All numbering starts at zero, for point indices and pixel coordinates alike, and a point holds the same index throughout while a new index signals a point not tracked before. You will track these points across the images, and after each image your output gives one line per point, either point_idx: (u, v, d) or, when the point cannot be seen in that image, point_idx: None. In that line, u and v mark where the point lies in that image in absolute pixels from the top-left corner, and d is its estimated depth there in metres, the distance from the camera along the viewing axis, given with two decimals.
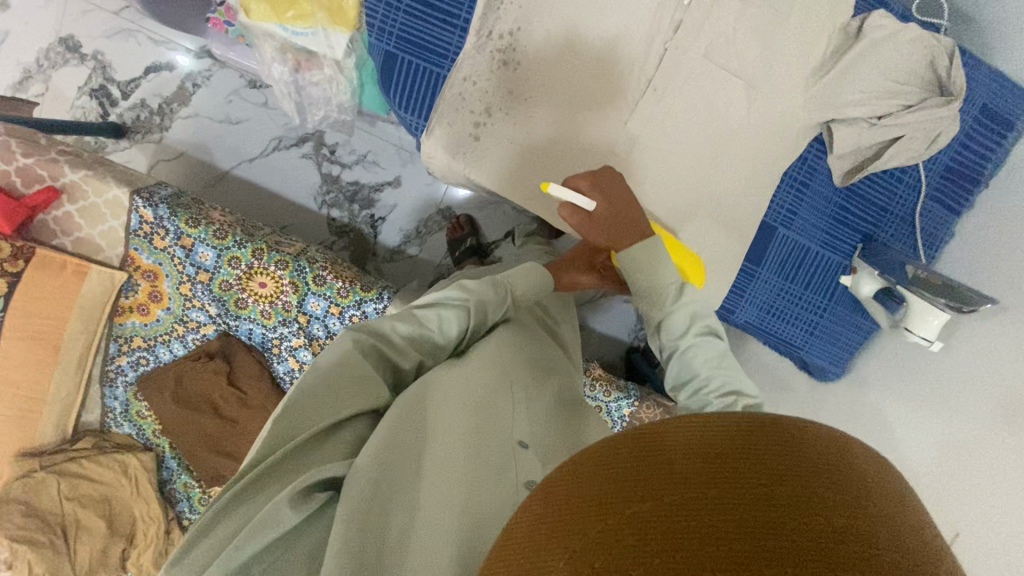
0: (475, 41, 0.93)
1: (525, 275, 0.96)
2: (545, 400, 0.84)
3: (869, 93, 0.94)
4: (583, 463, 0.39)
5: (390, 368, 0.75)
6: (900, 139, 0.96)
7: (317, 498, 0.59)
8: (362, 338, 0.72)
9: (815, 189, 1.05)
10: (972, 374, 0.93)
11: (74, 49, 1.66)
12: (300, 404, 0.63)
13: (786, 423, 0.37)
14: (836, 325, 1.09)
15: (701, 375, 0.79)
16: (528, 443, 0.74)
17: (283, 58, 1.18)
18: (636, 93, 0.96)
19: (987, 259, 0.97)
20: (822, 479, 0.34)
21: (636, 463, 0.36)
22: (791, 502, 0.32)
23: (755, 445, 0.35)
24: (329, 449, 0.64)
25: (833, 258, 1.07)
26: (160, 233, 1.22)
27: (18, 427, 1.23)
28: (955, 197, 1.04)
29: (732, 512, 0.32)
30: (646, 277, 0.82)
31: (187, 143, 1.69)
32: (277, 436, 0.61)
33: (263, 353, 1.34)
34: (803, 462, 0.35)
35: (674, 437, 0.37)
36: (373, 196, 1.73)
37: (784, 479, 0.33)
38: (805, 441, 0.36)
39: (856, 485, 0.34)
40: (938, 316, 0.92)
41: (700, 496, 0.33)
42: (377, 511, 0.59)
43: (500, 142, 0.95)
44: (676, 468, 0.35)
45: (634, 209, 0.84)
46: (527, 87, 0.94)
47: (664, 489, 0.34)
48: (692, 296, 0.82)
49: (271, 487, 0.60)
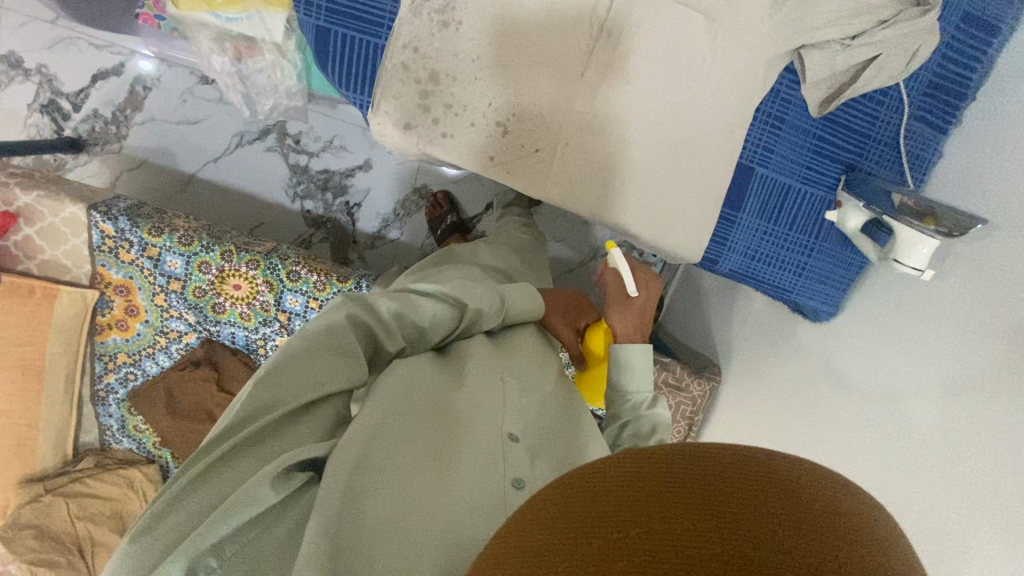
0: (410, 5, 0.86)
1: (522, 291, 0.91)
2: (537, 391, 0.83)
3: (838, 13, 0.88)
4: (579, 479, 0.39)
5: (371, 349, 0.71)
6: (877, 58, 0.90)
7: (297, 478, 0.57)
8: (357, 313, 0.70)
9: (792, 123, 0.98)
10: (964, 297, 0.88)
11: (17, 65, 1.59)
12: (279, 373, 0.62)
13: (768, 456, 0.36)
14: (826, 263, 1.05)
15: None
16: (520, 436, 0.72)
17: (222, 48, 1.13)
18: (590, 41, 0.89)
19: (982, 175, 0.91)
20: (814, 521, 0.32)
21: (626, 484, 0.36)
22: (780, 543, 0.31)
23: (749, 486, 0.34)
24: (309, 425, 0.62)
25: (816, 193, 1.02)
26: (125, 246, 1.19)
27: (18, 454, 1.25)
28: (941, 115, 0.98)
29: (717, 547, 0.31)
30: (625, 374, 0.87)
31: (148, 149, 1.64)
32: (256, 405, 0.59)
33: (250, 356, 1.31)
34: (790, 499, 0.33)
35: (669, 464, 0.36)
36: (346, 182, 1.68)
37: (774, 518, 0.32)
38: (798, 480, 0.35)
39: (850, 527, 0.33)
40: (927, 244, 0.86)
41: (687, 527, 0.32)
42: (360, 500, 0.56)
43: (451, 109, 0.90)
44: (665, 495, 0.34)
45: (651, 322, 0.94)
46: (472, 48, 0.88)
47: (651, 517, 0.33)
48: (661, 409, 0.85)
49: (246, 460, 0.57)
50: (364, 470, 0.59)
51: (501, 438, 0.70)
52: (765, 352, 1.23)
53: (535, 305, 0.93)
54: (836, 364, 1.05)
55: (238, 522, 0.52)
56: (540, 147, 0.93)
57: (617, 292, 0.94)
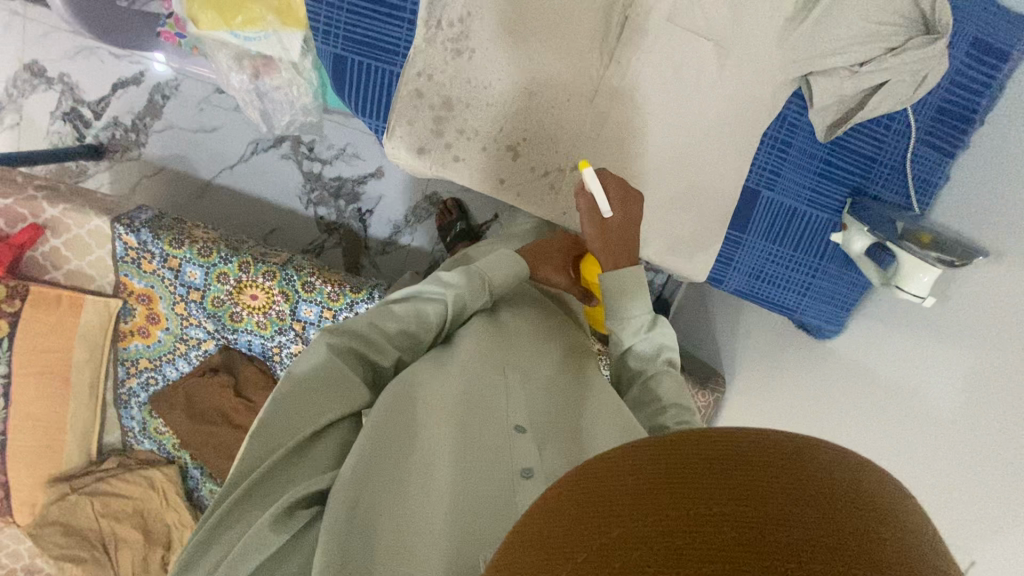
0: (425, 34, 0.86)
1: (500, 262, 0.89)
2: (540, 381, 0.82)
3: (851, 39, 0.89)
4: (581, 477, 0.37)
5: (371, 370, 0.76)
6: (885, 85, 0.91)
7: (302, 515, 0.59)
8: (338, 342, 0.72)
9: (798, 147, 0.99)
10: (976, 322, 0.89)
11: (40, 74, 1.62)
12: (273, 420, 0.64)
13: (793, 445, 0.34)
14: (830, 283, 1.07)
15: (662, 400, 0.81)
16: (526, 428, 0.72)
17: (240, 66, 1.15)
18: (600, 68, 0.91)
19: (993, 203, 0.91)
20: (837, 492, 0.32)
21: (635, 476, 0.34)
22: (808, 518, 0.30)
23: (772, 461, 0.33)
24: (314, 459, 0.65)
25: (822, 216, 1.03)
26: (147, 256, 1.23)
27: (43, 455, 1.30)
28: (948, 138, 0.99)
29: (740, 528, 0.29)
30: (620, 304, 0.84)
31: (167, 156, 1.68)
32: (257, 453, 0.62)
33: (265, 362, 1.36)
34: (808, 494, 0.31)
35: (687, 448, 0.34)
36: (358, 189, 1.71)
37: (800, 492, 0.31)
38: (821, 456, 0.34)
39: (878, 501, 0.32)
40: (928, 273, 0.87)
41: (707, 512, 0.30)
42: (364, 518, 0.58)
43: (463, 134, 0.92)
44: (683, 479, 0.32)
45: (636, 238, 0.87)
46: (485, 75, 0.89)
47: (665, 504, 0.31)
48: (663, 327, 0.86)
49: (257, 503, 0.60)
50: (365, 489, 0.60)
51: (506, 432, 0.70)
52: (770, 367, 1.25)
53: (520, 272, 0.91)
54: (839, 382, 1.08)
55: (256, 564, 0.55)
56: (550, 171, 0.95)
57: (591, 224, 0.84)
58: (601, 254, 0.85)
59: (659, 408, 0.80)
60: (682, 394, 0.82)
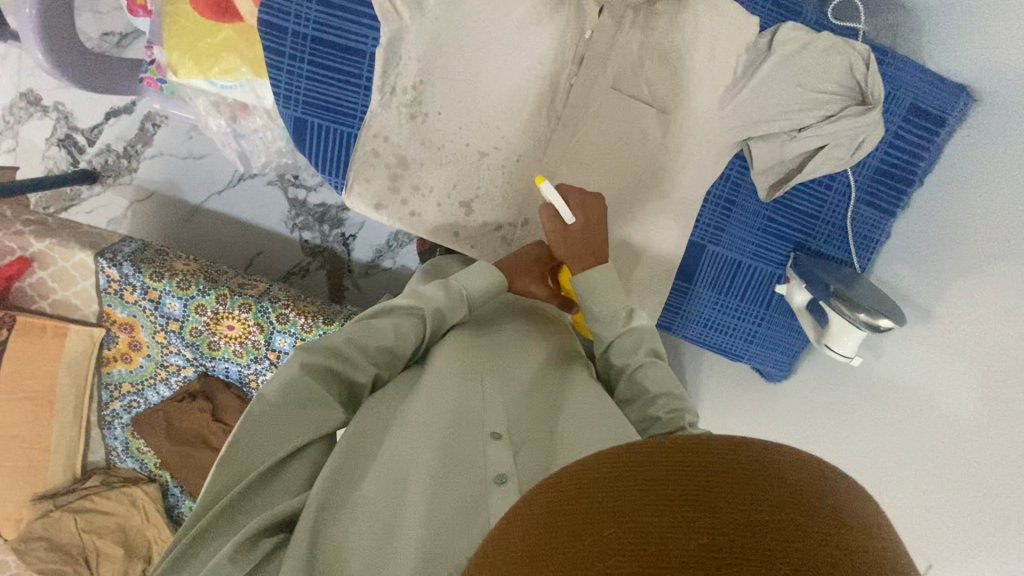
0: (380, 99, 0.90)
1: (480, 271, 0.86)
2: (523, 382, 0.76)
3: (787, 106, 0.91)
4: (559, 487, 0.40)
5: (347, 389, 0.73)
6: (822, 150, 0.91)
7: (265, 545, 0.59)
8: (310, 361, 0.69)
9: (742, 205, 1.03)
10: (912, 380, 0.94)
11: (36, 102, 1.69)
12: (241, 445, 0.63)
13: (758, 452, 0.38)
14: (776, 332, 1.11)
15: (650, 393, 0.77)
16: (503, 433, 0.67)
17: (218, 110, 1.21)
18: (546, 130, 0.96)
19: (943, 277, 0.92)
20: (797, 498, 0.36)
21: (615, 485, 0.37)
22: (769, 523, 0.34)
23: (740, 472, 0.37)
24: (282, 484, 0.64)
25: (766, 269, 1.07)
26: (128, 288, 1.29)
27: (30, 473, 1.38)
28: (887, 199, 1.03)
29: (707, 531, 0.33)
30: (598, 301, 0.83)
31: (157, 182, 1.74)
32: (224, 480, 0.62)
33: (242, 388, 1.41)
34: (770, 499, 0.35)
35: (662, 458, 0.38)
36: (341, 215, 1.75)
37: (764, 502, 0.35)
38: (786, 464, 0.38)
39: (836, 507, 0.36)
40: (851, 335, 0.94)
41: (679, 518, 0.34)
42: (333, 532, 0.60)
43: (419, 190, 0.96)
44: (659, 487, 0.36)
45: (602, 239, 0.88)
46: (439, 136, 0.94)
47: (643, 510, 0.35)
48: (642, 319, 0.83)
49: (228, 529, 0.60)
50: (331, 505, 0.62)
51: (480, 438, 0.67)
52: (727, 404, 1.28)
53: (501, 283, 0.88)
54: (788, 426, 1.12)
55: None
56: (502, 225, 1.00)
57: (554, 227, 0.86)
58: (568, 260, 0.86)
59: (648, 401, 0.76)
60: (671, 386, 0.78)
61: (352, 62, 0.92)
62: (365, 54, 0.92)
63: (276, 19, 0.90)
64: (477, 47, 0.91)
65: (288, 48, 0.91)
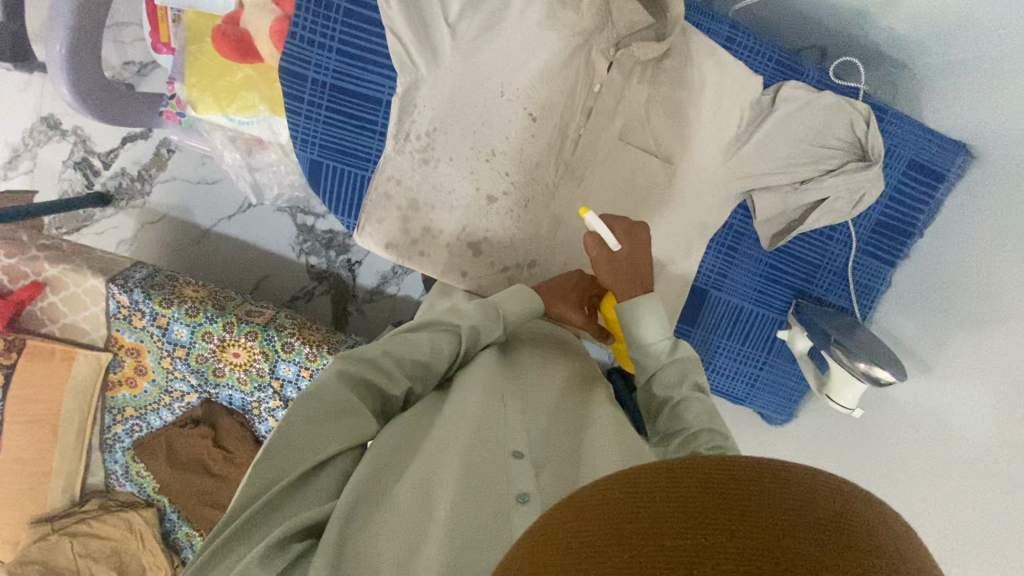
0: (394, 145, 0.94)
1: (516, 293, 0.88)
2: (543, 403, 0.77)
3: (790, 160, 0.93)
4: (582, 504, 0.36)
5: (381, 400, 0.74)
6: (824, 202, 0.93)
7: (296, 549, 0.58)
8: (350, 369, 0.71)
9: (744, 252, 1.06)
10: (914, 431, 0.95)
11: (55, 126, 1.73)
12: (278, 448, 0.63)
13: (793, 468, 0.35)
14: (777, 376, 1.12)
15: (692, 427, 0.72)
16: (524, 452, 0.68)
17: (234, 144, 1.25)
18: (554, 176, 0.98)
19: (939, 329, 0.94)
20: (836, 525, 0.32)
21: (644, 501, 0.34)
22: (807, 547, 0.31)
23: (776, 491, 0.33)
24: (311, 495, 0.64)
25: (768, 314, 1.09)
26: (138, 314, 1.31)
27: (30, 495, 1.38)
28: (889, 250, 1.05)
29: (744, 559, 0.30)
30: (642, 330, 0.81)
31: (169, 206, 1.77)
32: (258, 484, 0.61)
33: (245, 415, 1.42)
34: (806, 520, 0.32)
35: (687, 472, 0.35)
36: (348, 242, 1.78)
37: (802, 526, 0.32)
38: (820, 482, 0.35)
39: (872, 530, 0.33)
40: (854, 388, 0.95)
41: (713, 541, 0.31)
42: (358, 546, 0.58)
43: (429, 232, 0.98)
44: (688, 508, 0.33)
45: (646, 266, 0.85)
46: (449, 179, 0.96)
47: (676, 531, 0.32)
48: (687, 352, 0.81)
49: (258, 532, 0.59)
50: (357, 516, 0.60)
51: (503, 457, 0.67)
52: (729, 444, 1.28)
53: (536, 309, 0.89)
54: None
55: None
56: (508, 266, 1.01)
57: (600, 254, 0.83)
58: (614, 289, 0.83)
59: (689, 435, 0.71)
60: (714, 423, 0.72)
61: (369, 109, 0.96)
62: (382, 102, 0.96)
63: (296, 67, 0.94)
64: (488, 97, 0.94)
65: (308, 94, 0.95)
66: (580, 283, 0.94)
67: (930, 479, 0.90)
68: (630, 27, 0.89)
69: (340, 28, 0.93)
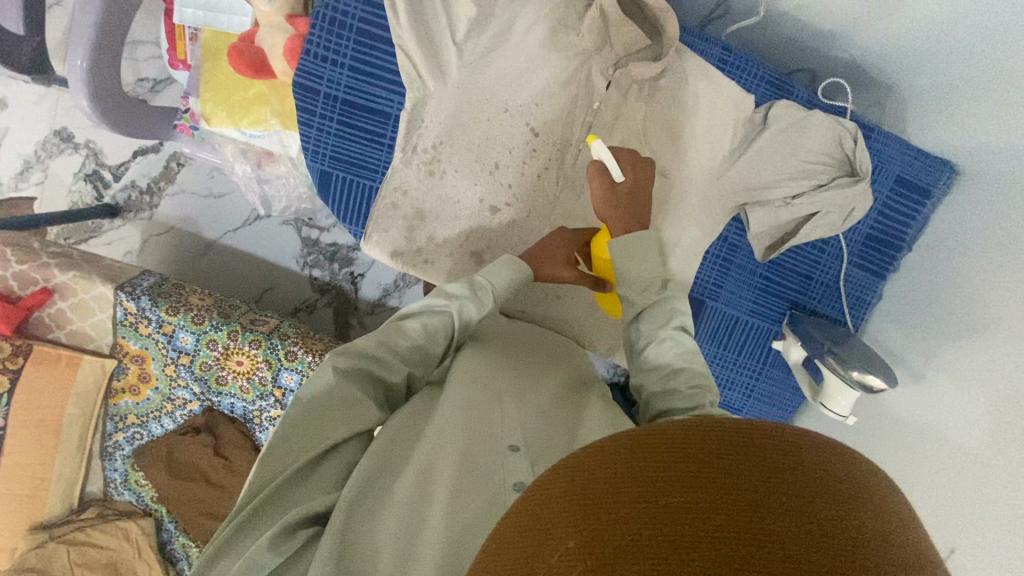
0: (401, 157, 0.98)
1: (503, 267, 0.89)
2: (540, 399, 0.79)
3: (781, 174, 0.97)
4: (575, 468, 0.41)
5: (383, 389, 0.77)
6: (813, 217, 0.97)
7: (301, 536, 0.63)
8: (344, 362, 0.73)
9: (738, 264, 1.09)
10: (907, 440, 0.96)
11: (68, 140, 1.77)
12: (281, 443, 0.66)
13: (777, 436, 0.39)
14: (772, 386, 1.14)
15: (674, 366, 0.75)
16: (520, 446, 0.70)
17: (245, 157, 1.29)
18: (555, 189, 1.02)
19: (929, 340, 0.97)
20: (814, 489, 0.36)
21: (632, 465, 0.38)
22: (782, 507, 0.34)
23: (757, 458, 0.37)
24: (316, 483, 0.67)
25: (763, 324, 1.12)
26: (144, 321, 1.33)
27: (29, 502, 1.38)
28: (878, 263, 1.08)
29: (721, 515, 0.34)
30: (635, 265, 0.80)
31: (176, 218, 1.81)
32: (265, 476, 0.65)
33: (246, 424, 1.43)
34: (783, 483, 0.36)
35: (674, 438, 0.39)
36: (352, 255, 1.81)
37: (780, 488, 0.35)
38: (803, 450, 0.38)
39: (852, 493, 0.36)
40: (848, 396, 0.97)
41: (694, 501, 0.35)
42: (364, 534, 0.62)
43: (434, 241, 1.01)
44: (672, 472, 0.37)
45: (644, 203, 0.87)
46: (454, 191, 1.00)
47: (660, 492, 0.36)
48: (675, 290, 0.81)
49: (267, 520, 0.64)
50: (362, 507, 0.64)
51: (500, 451, 0.69)
52: None
53: (525, 278, 0.90)
54: None
55: None
56: None
57: (600, 187, 0.85)
58: (615, 221, 0.84)
59: (671, 374, 0.74)
60: (695, 361, 0.76)
61: (378, 122, 1.00)
62: (391, 116, 1.00)
63: (309, 82, 0.98)
64: (492, 112, 0.98)
65: (320, 108, 0.99)
66: (569, 241, 0.95)
67: (924, 488, 0.91)
68: (628, 48, 0.94)
69: (353, 47, 0.97)
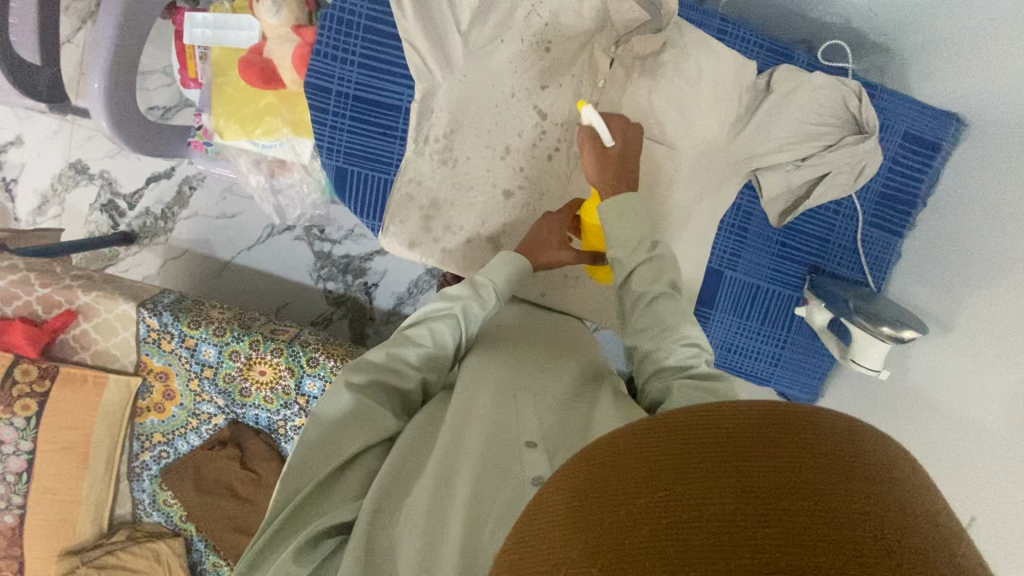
0: (414, 148, 1.01)
1: (503, 261, 0.87)
2: (556, 391, 0.77)
3: (790, 139, 0.97)
4: (592, 458, 0.40)
5: (400, 398, 0.79)
6: (826, 176, 0.98)
7: (326, 546, 0.65)
8: (356, 377, 0.74)
9: (755, 232, 1.09)
10: (941, 394, 0.94)
11: (84, 172, 1.82)
12: (303, 459, 0.69)
13: (791, 408, 0.38)
14: (798, 354, 1.14)
15: (668, 325, 0.75)
16: (537, 442, 0.68)
17: (259, 167, 1.32)
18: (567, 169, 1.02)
19: (954, 290, 0.96)
20: (831, 462, 0.35)
21: (645, 454, 0.37)
22: (800, 484, 0.34)
23: (772, 435, 0.36)
24: (340, 493, 0.69)
25: (785, 292, 1.12)
26: (167, 337, 1.34)
27: (59, 527, 1.38)
28: (893, 221, 1.09)
29: (737, 497, 0.33)
30: (627, 229, 0.80)
31: (190, 241, 1.83)
32: (289, 491, 0.68)
33: (271, 435, 1.42)
34: (799, 459, 0.35)
35: (688, 423, 0.38)
36: (364, 265, 1.81)
37: (796, 464, 0.35)
38: (818, 424, 0.37)
39: (868, 464, 0.36)
40: (879, 349, 0.97)
41: (709, 487, 0.34)
42: (385, 541, 0.64)
43: (450, 229, 1.02)
44: (686, 459, 0.36)
45: (636, 164, 0.87)
46: (467, 178, 1.01)
47: (675, 479, 0.35)
48: (663, 249, 0.81)
49: (295, 530, 0.66)
50: (383, 514, 0.66)
51: (517, 448, 0.67)
52: None
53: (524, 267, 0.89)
54: None
55: None
56: None
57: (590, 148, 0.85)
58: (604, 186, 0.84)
59: (665, 331, 0.75)
60: (687, 319, 0.76)
61: (389, 116, 1.03)
62: (401, 109, 1.03)
63: (321, 82, 1.01)
64: (500, 98, 1.00)
65: (332, 106, 1.02)
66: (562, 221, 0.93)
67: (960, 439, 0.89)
68: (628, 24, 0.96)
69: (361, 44, 1.01)
